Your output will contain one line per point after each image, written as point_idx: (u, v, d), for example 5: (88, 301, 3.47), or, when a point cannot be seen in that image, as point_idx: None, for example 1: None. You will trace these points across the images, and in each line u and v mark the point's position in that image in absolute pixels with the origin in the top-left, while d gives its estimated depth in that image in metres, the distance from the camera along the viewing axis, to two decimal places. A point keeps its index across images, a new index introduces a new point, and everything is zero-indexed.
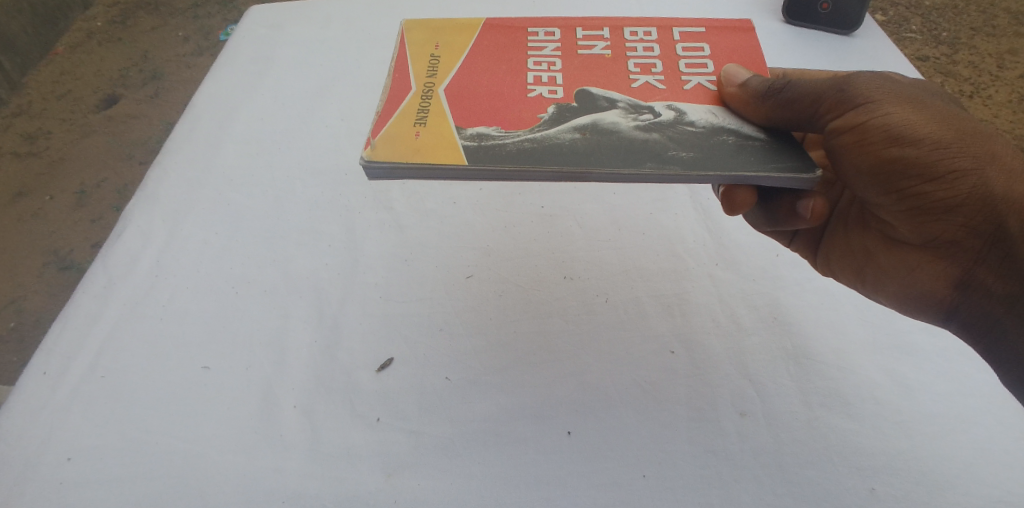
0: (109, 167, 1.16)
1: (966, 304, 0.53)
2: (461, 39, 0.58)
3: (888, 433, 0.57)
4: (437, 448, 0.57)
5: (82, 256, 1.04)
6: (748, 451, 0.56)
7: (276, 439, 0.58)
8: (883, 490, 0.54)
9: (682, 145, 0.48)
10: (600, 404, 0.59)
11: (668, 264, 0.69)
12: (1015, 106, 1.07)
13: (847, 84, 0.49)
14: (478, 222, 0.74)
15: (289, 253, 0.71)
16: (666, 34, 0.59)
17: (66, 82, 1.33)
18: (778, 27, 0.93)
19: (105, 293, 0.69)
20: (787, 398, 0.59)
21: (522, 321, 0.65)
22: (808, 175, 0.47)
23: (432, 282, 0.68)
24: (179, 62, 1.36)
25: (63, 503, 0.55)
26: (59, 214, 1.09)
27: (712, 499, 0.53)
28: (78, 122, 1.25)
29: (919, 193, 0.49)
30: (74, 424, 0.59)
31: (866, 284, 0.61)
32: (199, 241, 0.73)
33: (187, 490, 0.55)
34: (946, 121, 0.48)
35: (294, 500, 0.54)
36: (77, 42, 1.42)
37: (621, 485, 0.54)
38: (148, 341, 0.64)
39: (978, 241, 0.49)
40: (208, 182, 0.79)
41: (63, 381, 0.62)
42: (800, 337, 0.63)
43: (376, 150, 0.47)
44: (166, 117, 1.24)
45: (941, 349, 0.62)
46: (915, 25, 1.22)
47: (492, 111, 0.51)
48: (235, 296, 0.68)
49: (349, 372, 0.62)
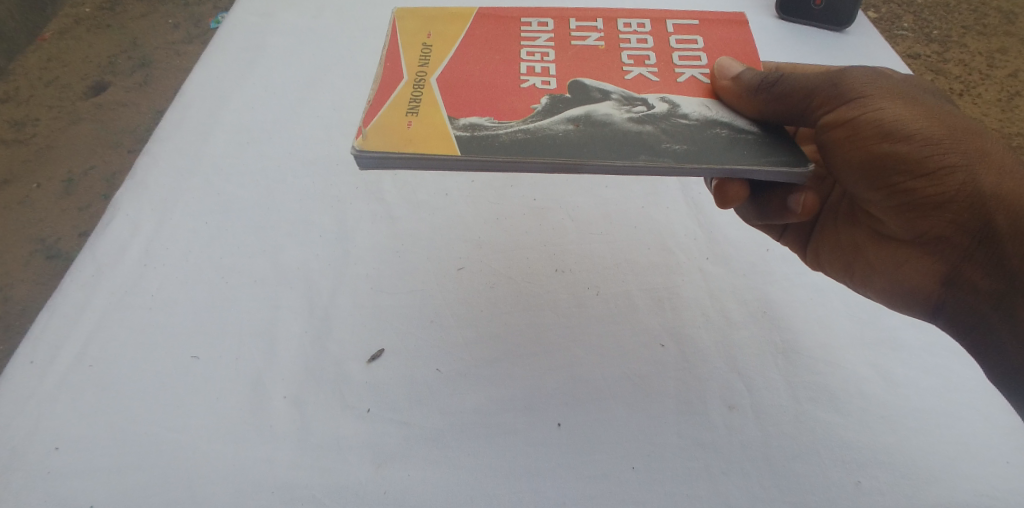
0: (97, 156, 1.15)
1: (954, 301, 0.53)
2: (454, 29, 0.58)
3: (874, 427, 0.57)
4: (428, 440, 0.57)
5: (69, 245, 1.03)
6: (735, 444, 0.56)
7: (266, 429, 0.57)
8: (869, 483, 0.54)
9: (676, 138, 0.48)
10: (590, 396, 0.59)
11: (658, 258, 0.70)
12: (1005, 105, 1.08)
13: (839, 78, 0.50)
14: (469, 214, 0.74)
15: (279, 244, 0.71)
16: (660, 27, 0.59)
17: (54, 69, 1.32)
18: (771, 22, 0.94)
19: (94, 282, 0.68)
20: (775, 392, 0.59)
21: (514, 313, 0.65)
22: (800, 169, 0.47)
23: (424, 274, 0.68)
24: (168, 50, 1.34)
25: (50, 493, 0.54)
26: (46, 202, 1.08)
27: (700, 492, 0.54)
28: (65, 109, 1.24)
29: (909, 188, 0.50)
30: (61, 414, 0.59)
31: (854, 279, 0.62)
32: (189, 231, 0.72)
33: (176, 480, 0.55)
34: (936, 117, 0.48)
35: (284, 490, 0.54)
36: (65, 28, 1.41)
37: (610, 477, 0.55)
38: (136, 331, 0.64)
39: (966, 238, 0.50)
40: (198, 171, 0.78)
41: (50, 370, 0.62)
42: (789, 332, 0.63)
43: (368, 139, 0.47)
44: (156, 105, 1.23)
45: (928, 344, 0.62)
46: (907, 22, 1.23)
47: (485, 101, 0.51)
48: (225, 286, 0.67)
49: (340, 363, 0.62)
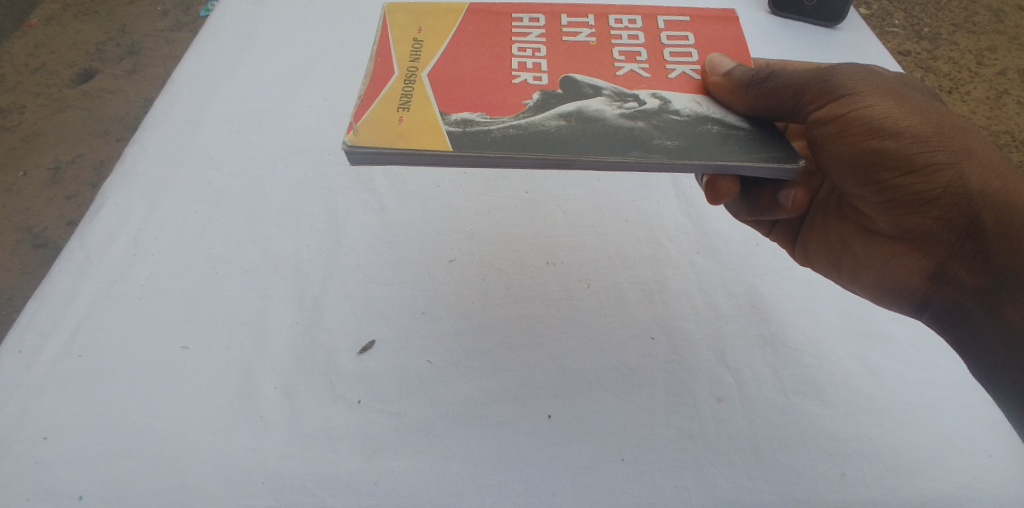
0: (85, 144, 1.13)
1: (940, 297, 0.54)
2: (444, 23, 0.58)
3: (859, 419, 0.58)
4: (418, 430, 0.57)
5: (56, 234, 1.01)
6: (723, 435, 0.57)
7: (256, 419, 0.57)
8: (854, 474, 0.55)
9: (668, 134, 0.48)
10: (579, 388, 0.60)
11: (649, 251, 0.70)
12: (992, 103, 1.09)
13: (830, 74, 0.50)
14: (461, 206, 0.74)
15: (270, 233, 0.71)
16: (651, 23, 0.59)
17: (41, 55, 1.30)
18: (763, 17, 0.94)
19: (82, 270, 0.68)
20: (763, 384, 0.60)
21: (504, 305, 0.66)
22: (789, 165, 0.47)
23: (415, 265, 0.68)
24: (157, 37, 1.32)
25: (37, 481, 0.54)
26: (32, 190, 1.06)
27: (688, 482, 0.54)
28: (52, 96, 1.22)
29: (897, 185, 0.50)
30: (49, 402, 0.58)
31: (842, 274, 0.62)
32: (178, 220, 0.72)
33: (164, 469, 0.55)
34: (925, 115, 0.49)
35: (274, 480, 0.54)
36: (52, 15, 1.39)
37: (599, 468, 0.55)
38: (125, 320, 0.64)
39: (952, 235, 0.50)
40: (187, 159, 0.78)
41: (38, 359, 0.61)
42: (777, 325, 0.64)
43: (359, 134, 0.46)
44: (144, 93, 1.22)
45: (913, 337, 0.63)
46: (897, 19, 1.23)
47: (476, 96, 0.51)
48: (215, 275, 0.67)
49: (330, 354, 0.61)
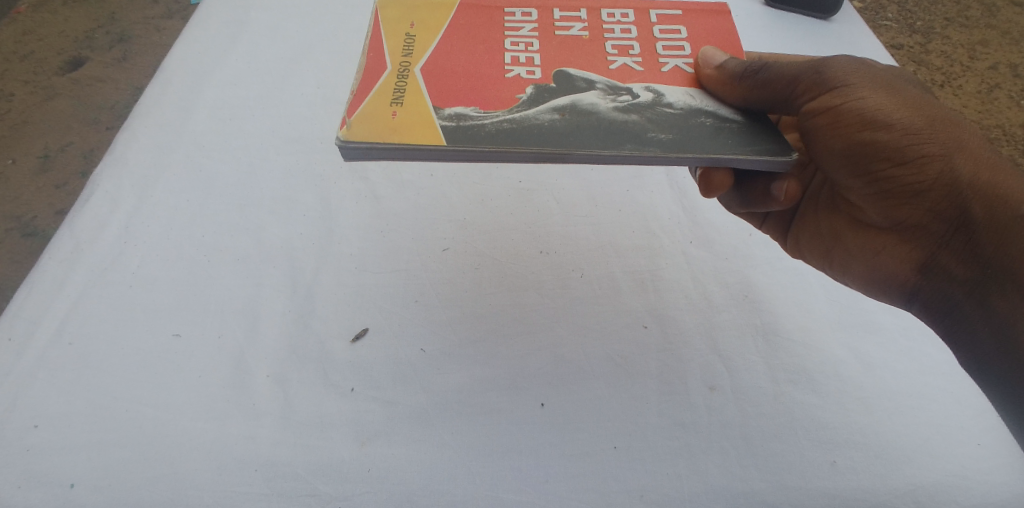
0: (75, 132, 1.12)
1: (929, 288, 0.54)
2: (436, 16, 0.57)
3: (849, 408, 0.59)
4: (412, 418, 0.57)
5: (45, 224, 1.00)
6: (715, 423, 0.57)
7: (248, 407, 0.57)
8: (844, 462, 0.56)
9: (661, 127, 0.48)
10: (572, 376, 0.60)
11: (643, 241, 0.70)
12: (984, 96, 1.10)
13: (823, 66, 0.50)
14: (455, 195, 0.73)
15: (262, 221, 0.70)
16: (644, 17, 0.59)
17: (29, 42, 1.28)
18: (758, 8, 0.94)
19: (72, 259, 0.67)
20: (755, 373, 0.60)
21: (498, 294, 0.66)
22: (782, 158, 0.47)
23: (409, 253, 0.68)
24: (147, 25, 1.30)
25: (28, 470, 0.54)
26: (21, 179, 1.05)
27: (680, 470, 0.55)
28: (41, 84, 1.20)
29: (889, 176, 0.50)
30: (39, 391, 0.58)
31: (833, 266, 0.63)
32: (170, 208, 0.71)
33: (156, 457, 0.54)
34: (916, 107, 0.49)
35: (267, 468, 0.54)
36: (39, 2, 1.37)
37: (593, 456, 0.55)
38: (117, 309, 0.63)
39: (943, 226, 0.51)
40: (179, 147, 0.77)
41: (27, 349, 0.60)
42: (769, 315, 0.64)
43: (353, 129, 0.46)
44: (134, 81, 1.21)
45: (902, 327, 0.64)
46: (891, 13, 1.24)
47: (469, 90, 0.51)
48: (207, 263, 0.67)
49: (323, 342, 0.61)
